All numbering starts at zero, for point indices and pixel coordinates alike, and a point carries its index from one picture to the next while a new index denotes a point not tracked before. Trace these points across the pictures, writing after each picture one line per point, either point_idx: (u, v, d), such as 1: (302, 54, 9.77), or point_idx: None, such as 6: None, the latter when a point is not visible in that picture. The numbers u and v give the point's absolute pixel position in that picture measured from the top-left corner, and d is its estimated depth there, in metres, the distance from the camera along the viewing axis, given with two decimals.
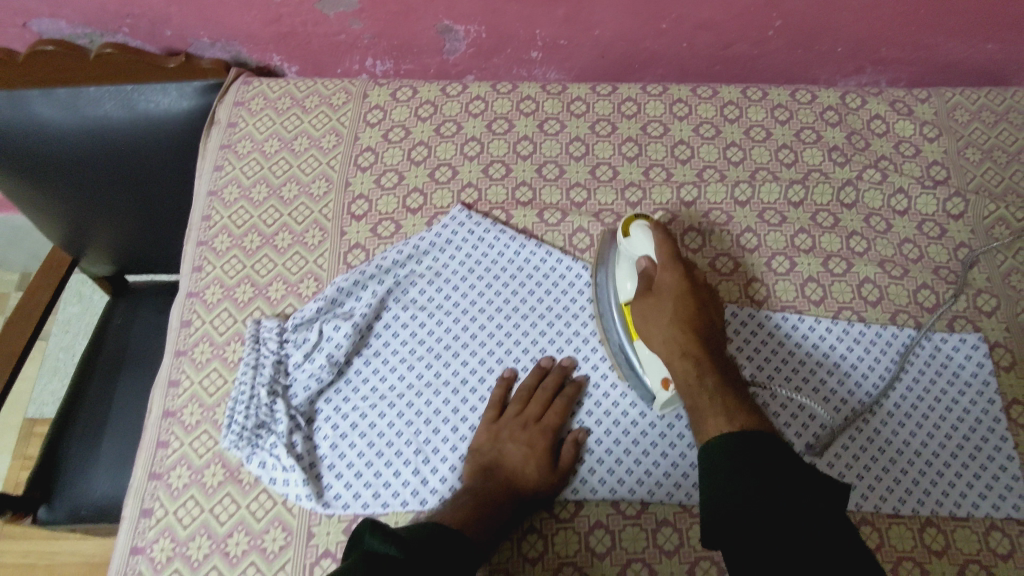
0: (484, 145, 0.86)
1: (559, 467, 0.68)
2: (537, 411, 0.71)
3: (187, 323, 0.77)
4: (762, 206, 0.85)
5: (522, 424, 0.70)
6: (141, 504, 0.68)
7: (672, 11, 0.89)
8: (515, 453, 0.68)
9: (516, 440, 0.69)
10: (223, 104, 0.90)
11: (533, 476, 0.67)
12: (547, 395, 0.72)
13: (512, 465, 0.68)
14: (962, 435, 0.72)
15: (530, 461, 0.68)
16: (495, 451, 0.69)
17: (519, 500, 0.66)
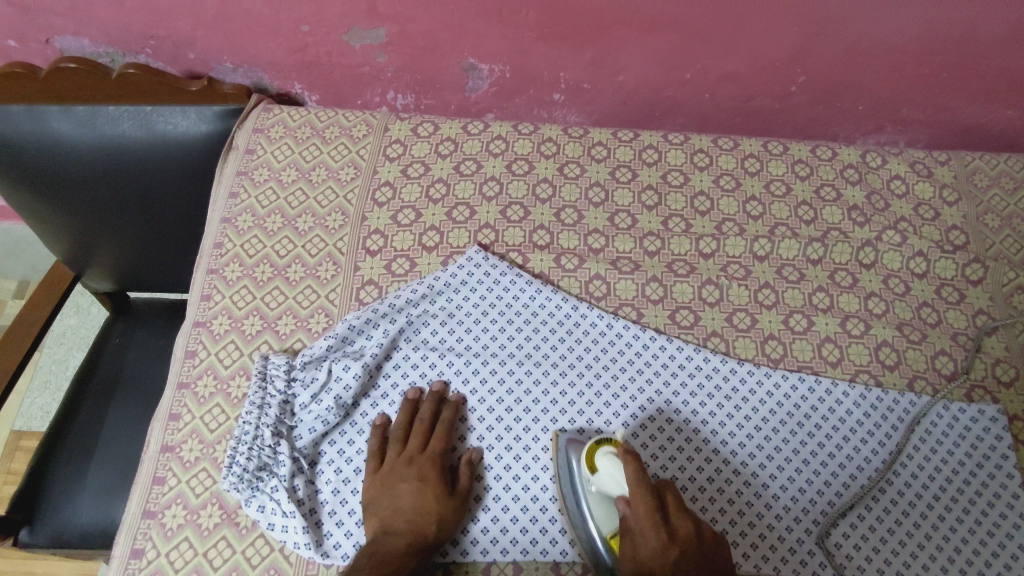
0: (503, 186, 0.85)
1: (455, 492, 0.66)
2: (418, 443, 0.69)
3: (192, 354, 0.75)
4: (781, 262, 0.84)
5: (407, 460, 0.67)
6: (133, 543, 0.66)
7: (697, 62, 0.89)
8: (405, 493, 0.65)
9: (403, 480, 0.66)
10: (242, 130, 0.89)
11: (431, 509, 0.64)
12: (424, 425, 0.70)
13: (406, 504, 0.64)
14: (975, 514, 0.70)
15: (424, 494, 0.65)
16: (390, 494, 0.65)
17: (426, 541, 0.63)
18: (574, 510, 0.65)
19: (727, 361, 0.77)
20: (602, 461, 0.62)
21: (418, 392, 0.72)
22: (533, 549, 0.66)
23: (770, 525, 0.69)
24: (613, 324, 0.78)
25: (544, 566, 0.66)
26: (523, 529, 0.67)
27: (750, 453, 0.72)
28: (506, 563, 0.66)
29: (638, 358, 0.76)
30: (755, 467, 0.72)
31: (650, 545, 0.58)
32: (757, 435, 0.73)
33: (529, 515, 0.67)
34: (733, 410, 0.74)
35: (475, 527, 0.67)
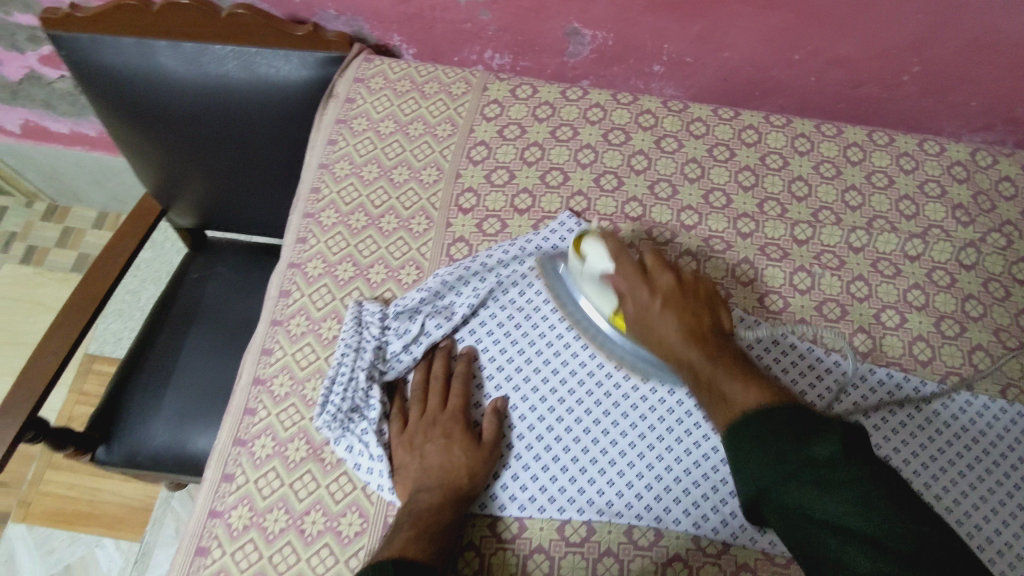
0: (598, 154, 0.85)
1: (483, 444, 0.66)
2: (437, 403, 0.69)
3: (286, 293, 0.76)
4: (877, 255, 0.81)
5: (429, 420, 0.67)
6: (224, 468, 0.68)
7: (808, 43, 0.86)
8: (432, 453, 0.65)
9: (429, 439, 0.66)
10: (342, 78, 0.90)
11: (460, 464, 0.64)
12: (438, 383, 0.70)
13: (435, 460, 0.64)
14: (1021, 540, 0.66)
15: (451, 450, 0.65)
16: (417, 454, 0.65)
17: (459, 495, 0.63)
18: (584, 321, 0.72)
19: (813, 351, 0.75)
20: (586, 246, 0.69)
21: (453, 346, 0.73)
22: (608, 510, 0.66)
23: None
24: None
25: (618, 528, 0.66)
26: (600, 490, 0.67)
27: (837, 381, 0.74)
28: (580, 524, 0.66)
29: None
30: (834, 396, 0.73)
31: (655, 318, 0.64)
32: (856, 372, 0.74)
33: (607, 478, 0.67)
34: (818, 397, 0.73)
35: (551, 485, 0.67)
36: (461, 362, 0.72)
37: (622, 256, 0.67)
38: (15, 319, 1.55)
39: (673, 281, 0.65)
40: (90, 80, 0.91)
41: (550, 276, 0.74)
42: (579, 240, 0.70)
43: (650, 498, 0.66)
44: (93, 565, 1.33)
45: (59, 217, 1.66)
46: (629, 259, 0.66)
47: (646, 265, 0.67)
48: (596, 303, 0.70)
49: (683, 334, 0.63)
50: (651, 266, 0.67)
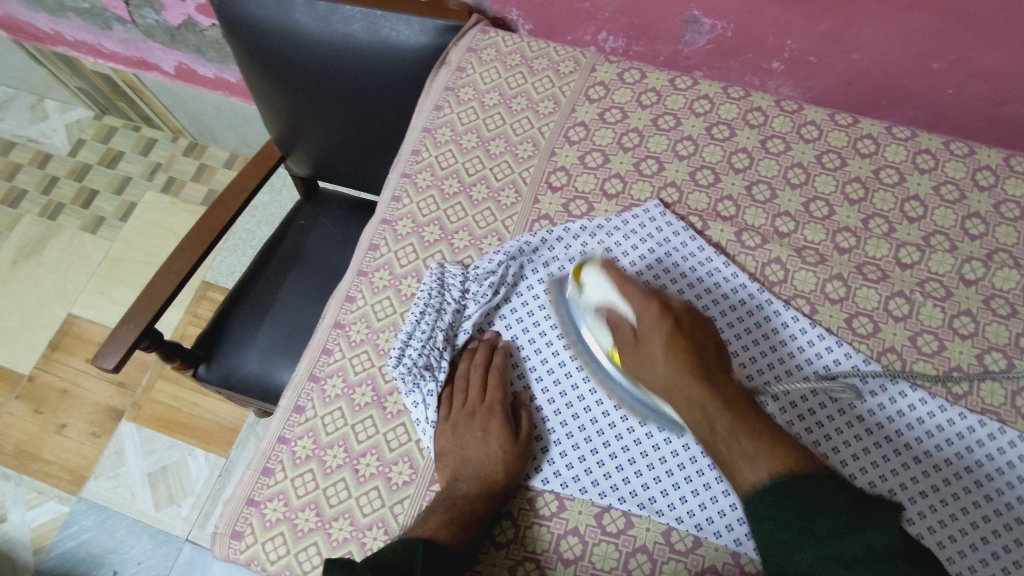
0: (698, 147, 0.83)
1: (520, 438, 0.67)
2: (477, 393, 0.70)
3: (375, 247, 0.81)
4: (991, 291, 0.74)
5: (470, 410, 0.69)
6: (297, 400, 0.73)
7: (953, 52, 0.79)
8: (471, 446, 0.66)
9: (470, 431, 0.67)
10: (457, 47, 0.94)
11: (495, 457, 0.65)
12: (479, 373, 0.71)
13: (474, 454, 0.66)
14: None
15: (489, 444, 0.66)
16: (457, 446, 0.67)
17: (495, 487, 0.64)
18: (592, 359, 0.70)
19: (898, 382, 0.69)
20: (587, 277, 0.67)
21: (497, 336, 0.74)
22: (649, 505, 0.65)
23: None
24: (781, 312, 0.73)
25: (656, 527, 0.64)
26: (645, 484, 0.66)
27: (921, 418, 0.67)
28: (619, 514, 0.65)
29: (799, 351, 0.71)
30: (899, 421, 0.68)
31: (661, 357, 0.61)
32: (945, 417, 0.67)
33: (654, 473, 0.66)
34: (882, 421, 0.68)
35: (597, 467, 0.67)
36: (504, 346, 0.73)
37: (631, 288, 0.64)
38: (149, 241, 1.72)
39: (685, 308, 0.64)
40: (233, 30, 0.97)
41: (557, 298, 0.73)
42: (580, 266, 0.69)
43: (695, 503, 0.65)
44: (184, 471, 1.48)
45: (197, 154, 1.83)
46: (638, 292, 0.63)
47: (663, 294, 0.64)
48: (596, 335, 0.68)
49: (692, 371, 0.60)
50: (664, 294, 0.65)
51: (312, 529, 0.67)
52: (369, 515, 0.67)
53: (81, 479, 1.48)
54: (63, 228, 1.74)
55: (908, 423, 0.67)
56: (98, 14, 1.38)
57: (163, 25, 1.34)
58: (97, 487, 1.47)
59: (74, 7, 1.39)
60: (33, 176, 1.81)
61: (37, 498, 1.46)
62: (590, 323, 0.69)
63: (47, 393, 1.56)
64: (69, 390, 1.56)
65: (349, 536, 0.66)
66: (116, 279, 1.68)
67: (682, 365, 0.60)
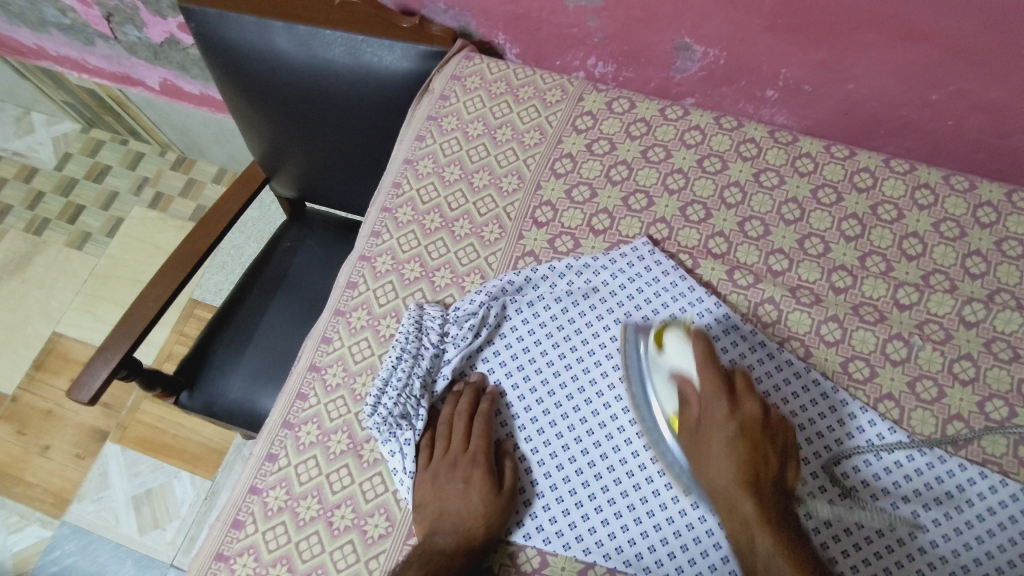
0: (689, 180, 0.80)
1: (503, 490, 0.64)
2: (460, 441, 0.67)
3: (352, 285, 0.78)
4: (992, 334, 0.71)
5: (452, 459, 0.66)
6: (269, 447, 0.71)
7: (951, 83, 0.76)
8: (452, 498, 0.63)
9: (451, 482, 0.64)
10: (440, 75, 0.90)
11: (476, 511, 0.62)
12: (462, 419, 0.68)
13: (454, 507, 0.63)
14: None
15: (470, 497, 0.63)
16: (436, 497, 0.64)
17: (475, 543, 0.62)
18: (647, 414, 0.67)
19: (895, 431, 0.67)
20: (670, 340, 0.64)
21: (479, 380, 0.71)
22: (636, 562, 0.62)
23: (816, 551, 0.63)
24: (774, 356, 0.71)
25: None
26: (632, 540, 0.63)
27: (919, 469, 0.65)
28: (604, 571, 0.63)
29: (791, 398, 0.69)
30: (896, 472, 0.66)
31: (718, 449, 0.59)
32: (944, 468, 0.65)
33: (641, 528, 0.63)
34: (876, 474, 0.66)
35: (582, 522, 0.64)
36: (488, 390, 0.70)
37: (706, 381, 0.60)
38: (136, 258, 1.69)
39: (761, 414, 0.59)
40: (212, 54, 0.95)
41: (629, 344, 0.70)
42: (661, 330, 0.66)
43: (684, 559, 0.62)
44: (169, 494, 1.45)
45: (185, 169, 1.80)
46: (712, 372, 0.60)
47: (733, 391, 0.60)
48: (662, 401, 0.65)
49: (738, 469, 0.58)
50: (740, 389, 0.60)
51: None
52: (344, 570, 0.64)
53: (64, 503, 1.45)
54: (49, 244, 1.71)
55: (905, 475, 0.65)
56: (81, 30, 1.36)
57: (146, 42, 1.31)
58: (80, 511, 1.44)
59: (56, 23, 1.36)
60: (18, 191, 1.78)
61: (19, 522, 1.44)
62: (657, 386, 0.66)
63: (30, 414, 1.53)
64: (52, 411, 1.54)
65: None
66: (102, 296, 1.65)
67: (732, 467, 0.58)
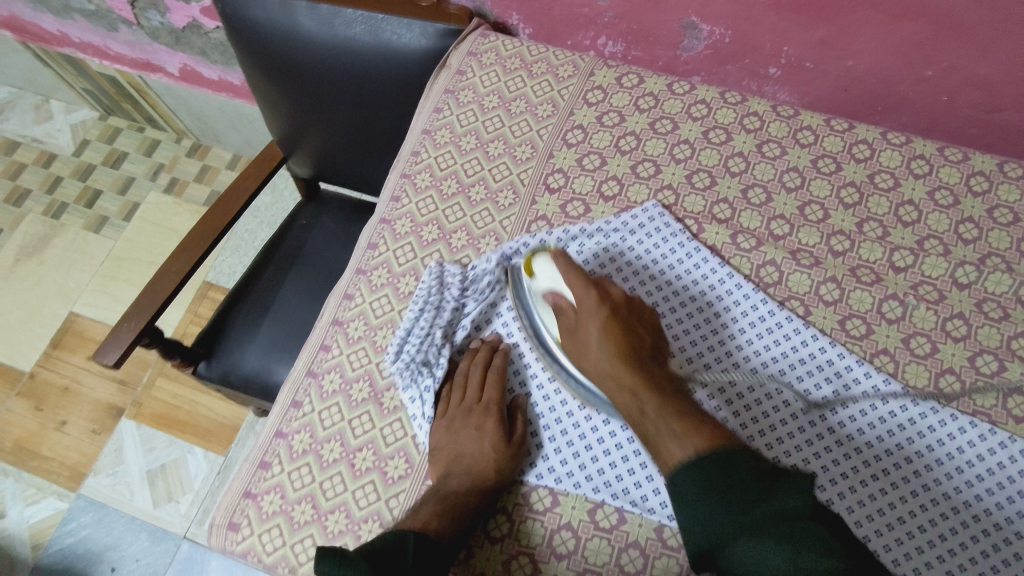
0: (694, 150, 0.84)
1: (515, 437, 0.68)
2: (474, 393, 0.70)
3: (373, 246, 0.82)
4: (984, 295, 0.74)
5: (466, 409, 0.70)
6: (294, 394, 0.74)
7: (944, 59, 0.80)
8: (466, 444, 0.67)
9: (466, 429, 0.68)
10: (458, 50, 0.95)
11: (489, 455, 0.66)
12: (478, 374, 0.71)
13: (469, 451, 0.67)
14: None
15: (482, 443, 0.66)
16: (452, 443, 0.68)
17: (487, 483, 0.65)
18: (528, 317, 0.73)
19: (890, 383, 0.69)
20: (538, 267, 0.70)
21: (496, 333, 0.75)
22: (642, 503, 0.65)
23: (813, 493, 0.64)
24: (775, 312, 0.74)
25: (649, 524, 0.65)
26: (638, 482, 0.66)
27: (912, 419, 0.67)
28: (612, 510, 0.66)
29: (793, 352, 0.72)
30: (891, 421, 0.67)
31: (592, 340, 0.64)
32: (936, 419, 0.67)
33: (646, 471, 0.67)
34: (871, 423, 0.68)
35: (590, 464, 0.68)
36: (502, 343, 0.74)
37: (574, 277, 0.66)
38: (151, 241, 1.73)
39: (622, 297, 0.67)
40: (238, 33, 0.98)
41: (651, 215, 0.79)
42: (531, 259, 0.71)
43: None
44: (183, 469, 1.48)
45: (200, 155, 1.84)
46: (584, 275, 0.66)
47: (602, 281, 0.67)
48: (545, 319, 0.71)
49: (613, 345, 0.63)
50: (606, 282, 0.67)
51: (308, 522, 0.68)
52: (365, 508, 0.68)
53: (79, 476, 1.48)
54: (66, 227, 1.75)
55: (899, 424, 0.67)
56: (104, 15, 1.40)
57: (168, 27, 1.36)
58: (96, 484, 1.47)
59: (80, 9, 1.41)
60: (37, 175, 1.83)
61: (36, 494, 1.47)
62: (538, 309, 0.71)
63: (48, 390, 1.57)
64: (69, 387, 1.57)
65: (344, 529, 0.67)
66: (117, 278, 1.69)
67: (610, 342, 0.63)
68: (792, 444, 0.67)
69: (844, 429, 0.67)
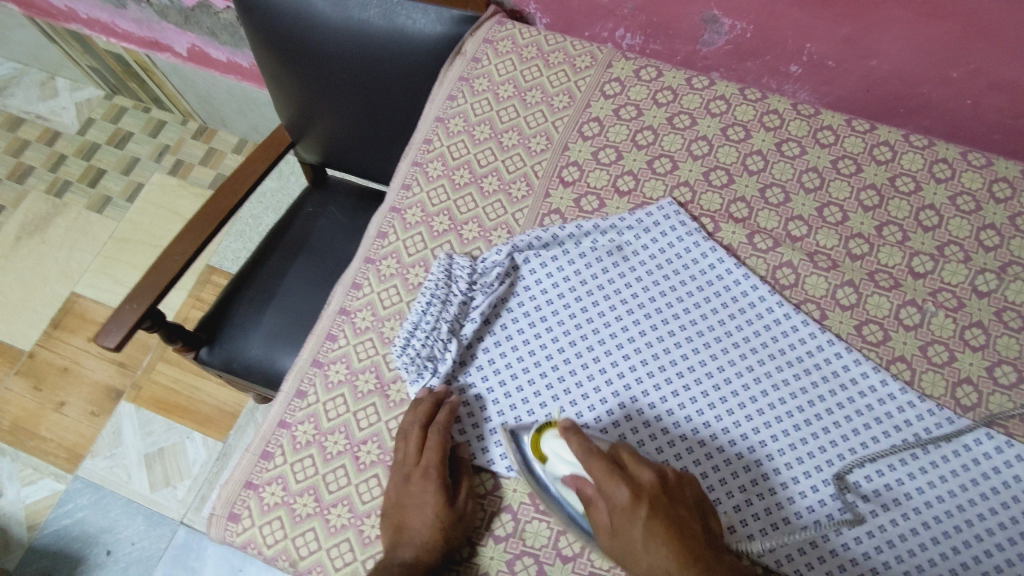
0: (712, 147, 0.82)
1: (457, 503, 0.64)
2: (415, 453, 0.65)
3: (383, 235, 0.80)
4: (1004, 304, 0.73)
5: (407, 472, 0.65)
6: (299, 384, 0.73)
7: (971, 61, 0.78)
8: (409, 513, 0.62)
9: (407, 496, 0.63)
10: (473, 37, 0.94)
11: (436, 526, 0.61)
12: (418, 431, 0.66)
13: (411, 522, 0.62)
14: None
15: (426, 510, 0.62)
16: (396, 513, 0.63)
17: (434, 557, 0.61)
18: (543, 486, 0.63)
19: (907, 392, 0.68)
20: (548, 445, 0.61)
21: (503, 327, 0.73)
22: None
23: (824, 501, 0.63)
24: (791, 316, 0.72)
25: None
26: None
27: (927, 428, 0.66)
28: None
29: (808, 358, 0.70)
30: (905, 430, 0.66)
31: (639, 540, 0.55)
32: (951, 429, 0.65)
33: None
34: (886, 432, 0.66)
35: None
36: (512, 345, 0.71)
37: (597, 464, 0.57)
38: (154, 223, 1.71)
39: (657, 482, 0.57)
40: (249, 15, 0.96)
41: (666, 212, 0.78)
42: (539, 436, 0.62)
43: None
44: (181, 454, 1.47)
45: (206, 138, 1.83)
46: (607, 460, 0.57)
47: (626, 466, 0.58)
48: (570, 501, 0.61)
49: (668, 548, 0.54)
50: (629, 464, 0.58)
51: (309, 515, 0.67)
52: (368, 503, 0.66)
53: (77, 458, 1.47)
54: (69, 206, 1.74)
55: (914, 433, 0.66)
56: None
57: (178, 5, 1.34)
58: (93, 466, 1.46)
59: None
60: (41, 153, 1.81)
61: (33, 475, 1.46)
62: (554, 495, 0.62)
63: (47, 370, 1.56)
64: (69, 368, 1.56)
65: (347, 523, 0.66)
66: (120, 259, 1.67)
67: (661, 546, 0.54)
68: (803, 447, 0.65)
69: (857, 437, 0.66)
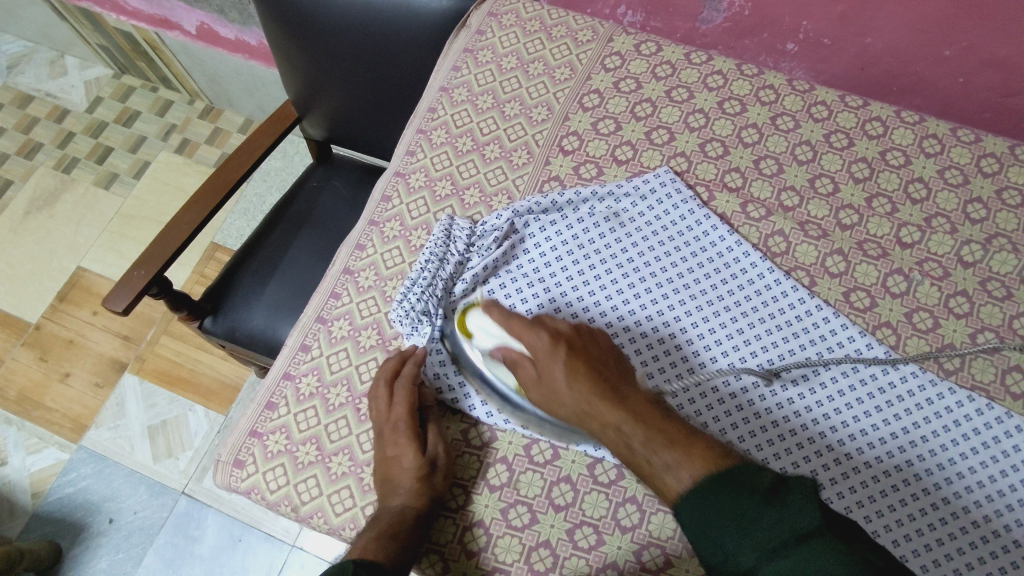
0: (709, 120, 0.85)
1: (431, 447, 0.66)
2: (383, 410, 0.67)
3: (387, 199, 0.83)
4: (988, 274, 0.75)
5: (381, 428, 0.67)
6: (303, 339, 0.75)
7: (963, 39, 0.80)
8: (391, 465, 0.65)
9: (387, 449, 0.66)
10: (478, 11, 0.95)
11: (419, 469, 0.64)
12: (382, 390, 0.68)
13: (394, 472, 0.65)
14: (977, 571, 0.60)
15: (403, 460, 0.64)
16: (383, 465, 0.66)
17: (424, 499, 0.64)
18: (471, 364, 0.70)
19: (892, 355, 0.70)
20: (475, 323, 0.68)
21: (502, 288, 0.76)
22: None
23: (809, 458, 0.65)
24: (781, 282, 0.74)
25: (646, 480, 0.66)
26: None
27: (911, 390, 0.68)
28: (611, 466, 0.67)
29: (797, 322, 0.72)
30: (890, 392, 0.68)
31: (560, 378, 0.62)
32: (935, 391, 0.67)
33: None
34: (872, 393, 0.68)
35: None
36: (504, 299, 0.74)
37: (517, 323, 0.64)
38: (161, 200, 1.74)
39: (572, 330, 0.65)
40: None
41: (661, 181, 0.80)
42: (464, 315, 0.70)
43: None
44: (183, 426, 1.50)
45: (212, 118, 1.85)
46: (529, 322, 0.64)
47: (546, 323, 0.65)
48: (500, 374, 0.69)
49: (590, 385, 0.61)
50: (548, 321, 0.66)
51: (311, 463, 0.69)
52: (368, 452, 0.69)
53: (81, 428, 1.50)
54: (77, 183, 1.76)
55: (899, 394, 0.67)
56: None
57: None
58: (97, 437, 1.49)
59: None
60: (49, 130, 1.83)
61: (38, 444, 1.49)
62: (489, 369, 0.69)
63: (53, 342, 1.58)
64: (74, 340, 1.58)
65: (347, 470, 0.68)
66: (126, 235, 1.70)
67: (581, 384, 0.61)
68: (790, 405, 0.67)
69: (844, 397, 0.68)
